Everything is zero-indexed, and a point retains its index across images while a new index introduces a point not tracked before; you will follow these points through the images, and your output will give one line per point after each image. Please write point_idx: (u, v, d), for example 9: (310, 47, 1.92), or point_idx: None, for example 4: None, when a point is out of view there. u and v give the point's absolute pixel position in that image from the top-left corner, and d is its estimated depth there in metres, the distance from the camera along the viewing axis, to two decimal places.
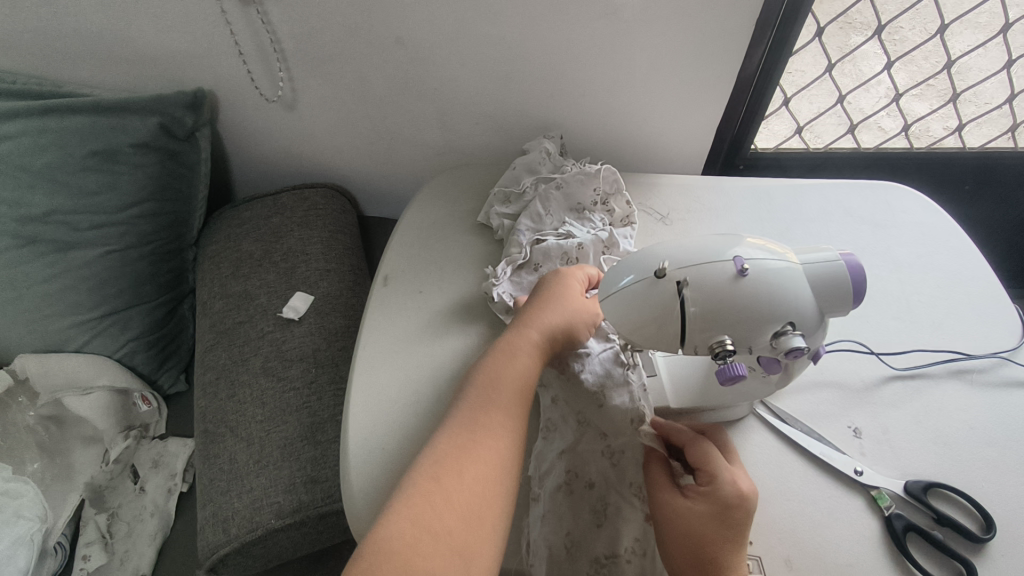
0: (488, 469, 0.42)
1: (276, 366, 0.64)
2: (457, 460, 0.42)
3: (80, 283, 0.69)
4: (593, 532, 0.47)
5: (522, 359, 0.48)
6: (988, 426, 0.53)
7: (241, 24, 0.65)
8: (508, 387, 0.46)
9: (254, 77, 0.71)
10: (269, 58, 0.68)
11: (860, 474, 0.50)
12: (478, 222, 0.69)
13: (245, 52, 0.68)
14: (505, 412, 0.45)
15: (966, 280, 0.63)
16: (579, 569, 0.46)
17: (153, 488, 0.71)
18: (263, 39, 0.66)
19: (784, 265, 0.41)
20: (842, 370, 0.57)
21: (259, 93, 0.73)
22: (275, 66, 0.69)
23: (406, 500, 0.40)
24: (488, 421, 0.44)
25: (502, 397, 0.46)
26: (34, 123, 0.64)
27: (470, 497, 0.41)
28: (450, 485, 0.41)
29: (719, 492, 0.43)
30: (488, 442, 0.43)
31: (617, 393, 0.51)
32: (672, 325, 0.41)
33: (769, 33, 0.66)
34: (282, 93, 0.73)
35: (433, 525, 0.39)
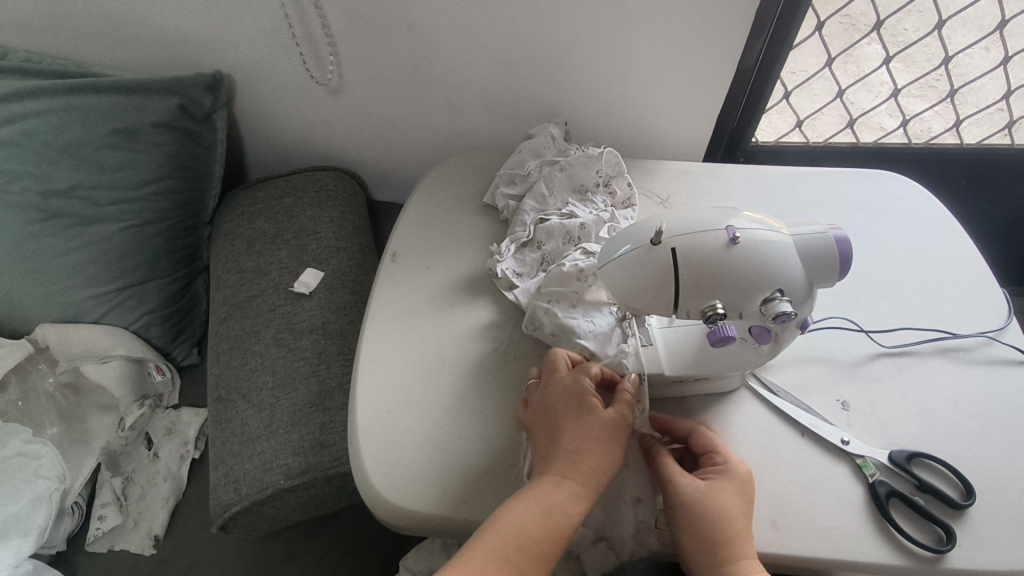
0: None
1: (287, 338, 0.67)
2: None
3: (100, 257, 0.72)
4: None
5: (562, 486, 0.45)
6: (971, 401, 0.55)
7: (293, 7, 0.67)
8: (541, 522, 0.43)
9: (305, 60, 0.73)
10: (319, 41, 0.70)
11: (847, 443, 0.52)
12: (484, 203, 0.71)
13: (298, 38, 0.70)
14: (560, 468, 0.45)
15: (956, 265, 0.65)
16: None
17: (166, 454, 0.73)
18: (315, 25, 0.69)
19: (775, 236, 0.43)
20: (833, 347, 0.59)
21: (310, 76, 0.75)
22: (324, 51, 0.72)
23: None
24: (516, 551, 0.42)
25: (536, 528, 0.43)
26: (59, 100, 0.67)
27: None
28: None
29: (731, 470, 0.47)
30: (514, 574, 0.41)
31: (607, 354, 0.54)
32: (666, 291, 0.43)
33: (769, 24, 0.69)
34: (330, 77, 0.75)
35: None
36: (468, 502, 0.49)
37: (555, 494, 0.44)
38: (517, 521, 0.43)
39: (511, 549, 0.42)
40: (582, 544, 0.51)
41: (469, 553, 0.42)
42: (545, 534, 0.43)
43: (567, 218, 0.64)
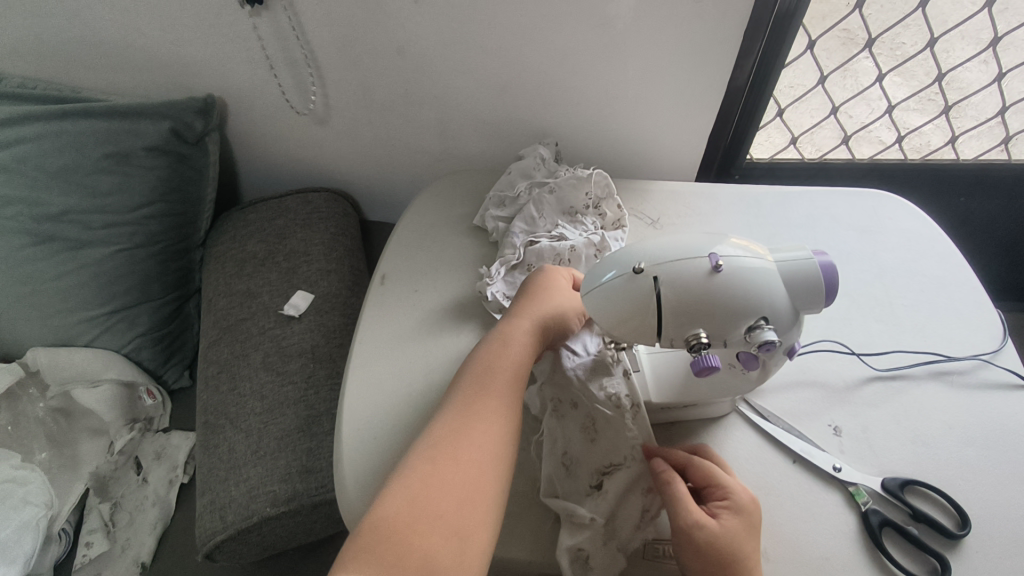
0: (488, 444, 0.45)
1: (276, 361, 0.66)
2: (450, 439, 0.44)
3: (92, 280, 0.72)
4: (588, 447, 0.51)
5: (507, 353, 0.51)
6: (965, 425, 0.54)
7: (271, 37, 0.68)
8: (493, 383, 0.48)
9: (285, 91, 0.74)
10: (300, 65, 0.71)
11: (839, 470, 0.51)
12: (474, 225, 0.71)
13: (280, 64, 0.71)
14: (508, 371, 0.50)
15: (950, 285, 0.64)
16: (583, 483, 0.50)
17: (155, 480, 0.73)
18: (294, 52, 0.70)
19: (760, 262, 0.43)
20: (824, 370, 0.59)
21: (291, 107, 0.77)
22: (305, 76, 0.72)
23: (406, 483, 0.41)
24: (479, 405, 0.47)
25: (493, 387, 0.48)
26: (53, 125, 0.68)
27: (470, 478, 0.42)
28: (452, 464, 0.43)
29: (741, 502, 0.45)
30: (484, 424, 0.46)
31: (598, 386, 0.53)
32: (651, 318, 0.42)
33: (759, 44, 0.68)
34: (312, 106, 0.76)
35: (437, 502, 0.40)
36: None
37: (502, 361, 0.50)
38: (474, 387, 0.48)
39: (473, 406, 0.47)
40: (594, 542, 0.46)
41: (439, 422, 0.46)
42: (502, 392, 0.48)
43: (557, 240, 0.64)
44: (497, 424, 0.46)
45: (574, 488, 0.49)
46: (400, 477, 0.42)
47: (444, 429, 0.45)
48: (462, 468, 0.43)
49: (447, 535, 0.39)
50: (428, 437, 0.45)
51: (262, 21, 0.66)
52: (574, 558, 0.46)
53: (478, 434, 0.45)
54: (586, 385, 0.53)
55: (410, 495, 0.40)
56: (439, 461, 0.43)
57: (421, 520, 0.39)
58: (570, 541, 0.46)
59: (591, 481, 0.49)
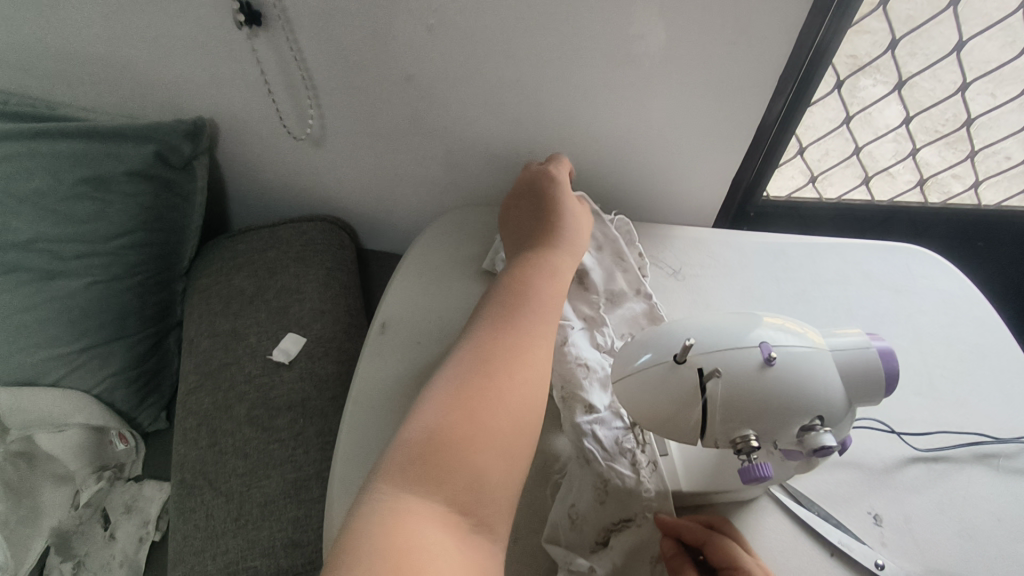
0: (533, 358, 0.44)
1: (262, 415, 0.60)
2: (492, 349, 0.43)
3: (61, 314, 0.66)
4: (597, 509, 0.46)
5: (547, 275, 0.51)
6: (1014, 517, 0.50)
7: (270, 59, 0.63)
8: (531, 303, 0.48)
9: (281, 115, 0.69)
10: (298, 91, 0.66)
11: (881, 567, 0.47)
12: (483, 268, 0.66)
13: (279, 87, 0.65)
14: (544, 288, 0.49)
15: (990, 354, 0.60)
16: (589, 539, 0.46)
17: (124, 536, 0.65)
18: (293, 74, 0.64)
19: (809, 349, 0.38)
20: (861, 449, 0.54)
21: (287, 131, 0.71)
22: (304, 101, 0.67)
23: (452, 396, 0.40)
24: (524, 320, 0.46)
25: (535, 303, 0.48)
26: (26, 146, 0.62)
27: (516, 395, 0.41)
28: (499, 378, 0.41)
29: None
30: (529, 338, 0.45)
31: (619, 467, 0.46)
32: (694, 414, 0.38)
33: (792, 83, 0.60)
34: (310, 130, 0.71)
35: (485, 416, 0.39)
36: None
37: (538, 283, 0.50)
38: (514, 304, 0.47)
39: (513, 324, 0.45)
40: None
41: (481, 337, 0.44)
42: (543, 314, 0.47)
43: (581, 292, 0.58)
44: (542, 344, 0.45)
45: (580, 542, 0.46)
46: (443, 389, 0.41)
47: (486, 344, 0.43)
48: (509, 383, 0.41)
49: (494, 450, 0.38)
50: (471, 349, 0.43)
51: (257, 38, 0.61)
52: None
53: (518, 346, 0.44)
54: (605, 448, 0.47)
55: (460, 410, 0.39)
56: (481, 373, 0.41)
57: (471, 433, 0.38)
58: None
59: (597, 538, 0.46)
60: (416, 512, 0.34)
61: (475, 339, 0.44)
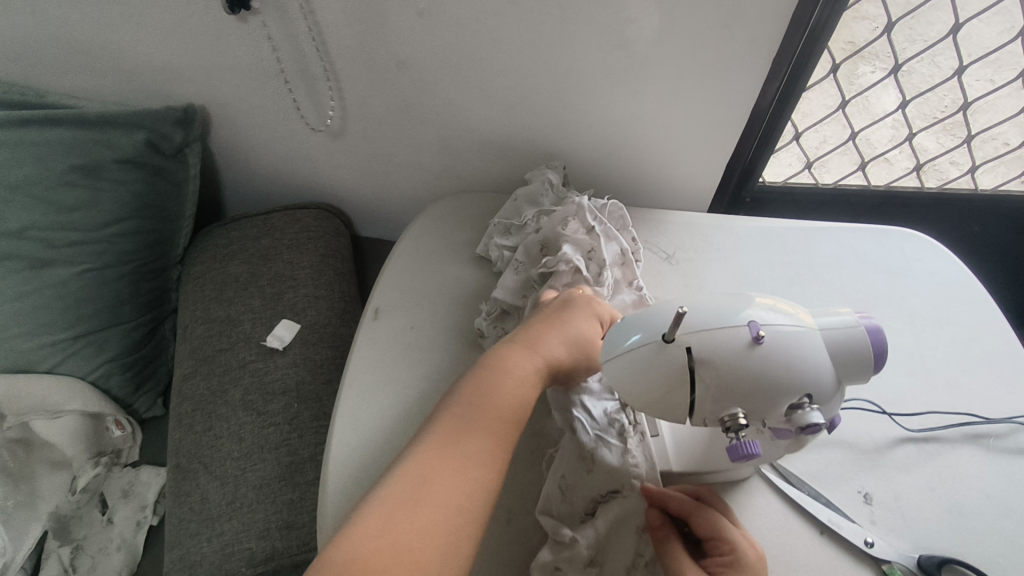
0: (468, 487, 0.39)
1: (257, 400, 0.61)
2: (430, 470, 0.39)
3: (54, 302, 0.66)
4: (584, 478, 0.46)
5: (515, 377, 0.45)
6: (1003, 496, 0.51)
7: (287, 49, 0.62)
8: (496, 413, 0.43)
9: (299, 106, 0.69)
10: (315, 82, 0.66)
11: (871, 545, 0.48)
12: (476, 254, 0.66)
13: (271, 74, 0.65)
14: (510, 403, 0.44)
15: (981, 336, 0.60)
16: (578, 510, 0.46)
17: (121, 520, 0.66)
18: (311, 66, 0.64)
19: (800, 328, 0.38)
20: (853, 430, 0.54)
21: (305, 123, 0.71)
22: (325, 93, 0.67)
23: (372, 520, 0.37)
24: (473, 440, 0.41)
25: (490, 420, 0.42)
26: (14, 133, 0.61)
27: (439, 528, 0.37)
28: (424, 508, 0.38)
29: (745, 561, 0.41)
30: (473, 462, 0.40)
31: (606, 440, 0.47)
32: (682, 392, 0.38)
33: (785, 66, 0.61)
34: (329, 122, 0.71)
35: (401, 549, 0.36)
36: None
37: (511, 382, 0.44)
38: (476, 412, 0.42)
39: (464, 433, 0.41)
40: (572, 564, 0.43)
41: (421, 450, 0.41)
42: (496, 431, 0.42)
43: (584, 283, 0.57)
44: (483, 477, 0.40)
45: (570, 513, 0.46)
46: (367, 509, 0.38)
47: (423, 462, 0.40)
48: (444, 496, 0.38)
49: None
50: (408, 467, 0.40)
51: (275, 27, 0.60)
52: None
53: (457, 475, 0.40)
54: (592, 417, 0.48)
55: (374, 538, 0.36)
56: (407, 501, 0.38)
57: (381, 566, 0.35)
58: (546, 557, 0.44)
59: (586, 509, 0.46)
60: None
61: (419, 454, 0.40)
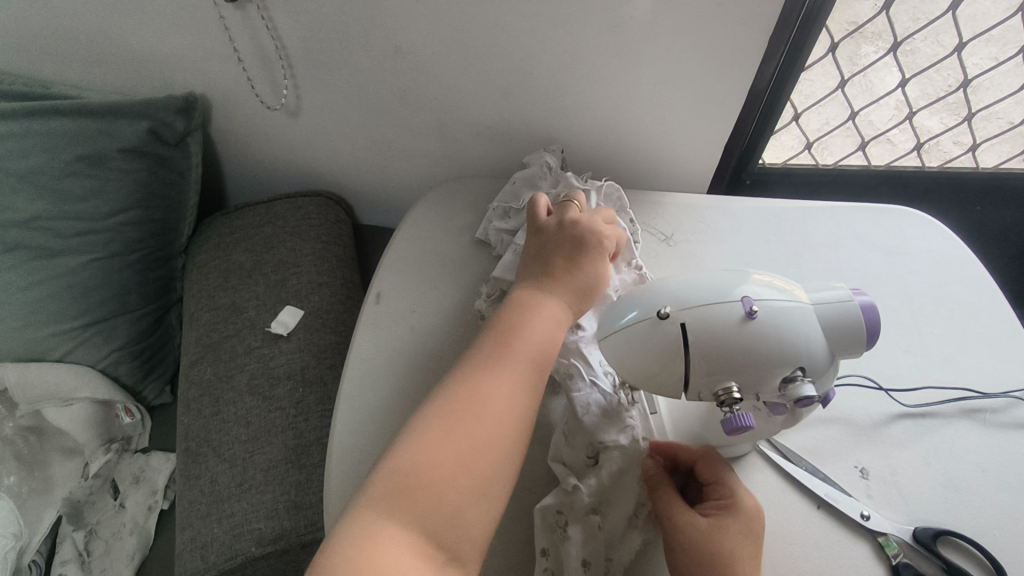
0: (512, 400, 0.41)
1: (262, 385, 0.62)
2: (477, 382, 0.41)
3: (64, 291, 0.67)
4: (581, 426, 0.48)
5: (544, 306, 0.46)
6: (998, 469, 0.51)
7: (240, 30, 0.62)
8: (533, 336, 0.44)
9: (254, 84, 0.69)
10: (273, 63, 0.66)
11: (867, 519, 0.48)
12: (476, 239, 0.66)
13: (272, 61, 0.66)
14: (544, 325, 0.45)
15: (979, 312, 0.61)
16: (579, 455, 0.47)
17: (133, 505, 0.67)
18: (266, 47, 0.64)
19: (794, 304, 0.39)
20: (849, 406, 0.55)
21: (260, 102, 0.71)
22: (279, 73, 0.67)
23: (425, 431, 0.38)
24: (513, 356, 0.43)
25: (528, 340, 0.44)
26: (19, 125, 0.63)
27: (489, 435, 0.39)
28: (477, 416, 0.39)
29: (741, 506, 0.42)
30: (516, 375, 0.42)
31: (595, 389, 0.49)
32: (678, 367, 0.38)
33: (783, 45, 0.62)
34: (284, 101, 0.70)
35: (454, 456, 0.37)
36: None
37: (540, 324, 0.45)
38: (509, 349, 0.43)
39: (503, 351, 0.43)
40: (574, 510, 0.45)
41: (463, 368, 0.42)
42: (535, 348, 0.44)
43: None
44: (525, 391, 0.42)
45: (573, 459, 0.48)
46: (417, 425, 0.39)
47: (467, 377, 0.41)
48: (492, 404, 0.40)
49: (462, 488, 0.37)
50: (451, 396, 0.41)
51: (226, 6, 0.60)
52: (552, 521, 0.45)
53: (507, 388, 0.41)
54: (586, 362, 0.50)
55: (429, 447, 0.38)
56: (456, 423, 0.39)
57: (438, 471, 0.37)
58: (550, 503, 0.45)
59: (585, 455, 0.47)
60: (379, 547, 0.34)
61: (464, 371, 0.42)
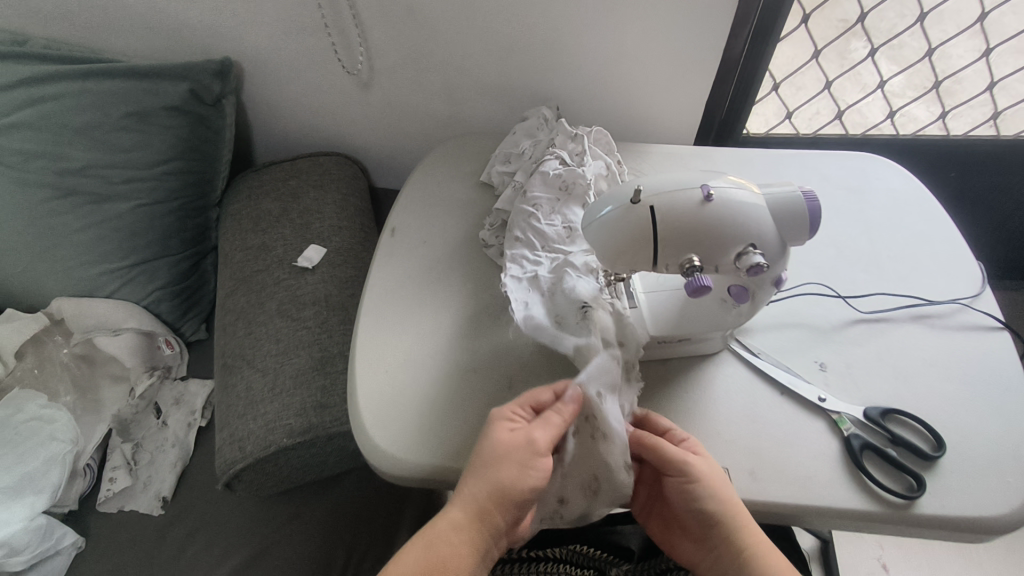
0: (508, 471, 0.45)
1: (291, 309, 0.69)
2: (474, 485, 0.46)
3: (113, 233, 0.75)
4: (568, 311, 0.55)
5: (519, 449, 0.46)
6: (943, 363, 0.58)
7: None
8: (518, 453, 0.46)
9: (336, 50, 0.76)
10: (299, 32, 0.75)
11: (823, 401, 0.55)
12: (480, 181, 0.74)
13: (299, 28, 0.74)
14: (532, 447, 0.46)
15: (934, 238, 0.67)
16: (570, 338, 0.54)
17: (175, 422, 0.75)
18: (343, 15, 0.72)
19: (747, 192, 0.46)
20: (811, 314, 0.62)
21: (342, 67, 0.79)
22: (355, 40, 0.75)
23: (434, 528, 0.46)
24: (506, 463, 0.46)
25: (510, 467, 0.46)
26: (77, 85, 0.71)
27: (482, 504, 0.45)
28: (475, 493, 0.45)
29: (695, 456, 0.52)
30: (508, 465, 0.46)
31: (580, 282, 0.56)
32: (647, 243, 0.46)
33: (750, 24, 0.72)
34: (360, 68, 0.79)
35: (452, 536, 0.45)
36: (463, 455, 0.52)
37: (513, 469, 0.46)
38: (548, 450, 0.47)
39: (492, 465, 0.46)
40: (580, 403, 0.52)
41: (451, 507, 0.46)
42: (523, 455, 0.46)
43: (567, 166, 0.64)
44: (517, 473, 0.46)
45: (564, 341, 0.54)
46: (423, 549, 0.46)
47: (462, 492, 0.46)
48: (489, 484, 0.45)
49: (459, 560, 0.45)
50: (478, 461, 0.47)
51: None
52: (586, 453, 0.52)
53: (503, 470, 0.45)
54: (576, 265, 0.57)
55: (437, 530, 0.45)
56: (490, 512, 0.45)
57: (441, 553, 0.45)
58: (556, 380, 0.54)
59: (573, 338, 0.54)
60: None
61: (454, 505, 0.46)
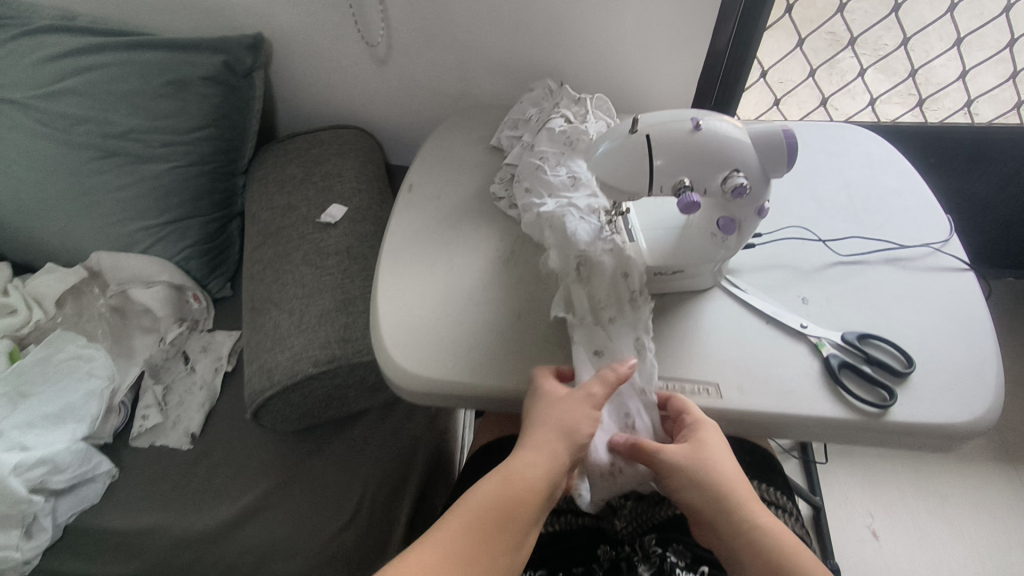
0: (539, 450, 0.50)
1: (315, 258, 0.75)
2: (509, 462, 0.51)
3: (149, 192, 0.82)
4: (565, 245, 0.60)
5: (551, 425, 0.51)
6: (914, 297, 0.63)
7: None
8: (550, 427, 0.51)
9: (357, 22, 0.82)
10: (323, 11, 0.82)
11: (805, 328, 0.60)
12: (490, 145, 0.81)
13: (325, 7, 0.81)
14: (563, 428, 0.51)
15: (906, 194, 0.74)
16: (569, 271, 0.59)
17: (202, 368, 0.80)
18: None
19: (731, 124, 0.52)
20: (794, 257, 0.68)
21: (363, 39, 0.85)
22: (375, 16, 0.81)
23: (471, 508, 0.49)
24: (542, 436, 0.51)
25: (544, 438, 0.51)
26: (124, 55, 0.78)
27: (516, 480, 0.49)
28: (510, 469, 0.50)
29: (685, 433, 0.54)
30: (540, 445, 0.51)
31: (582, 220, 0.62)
32: (644, 169, 0.51)
33: (734, 20, 0.78)
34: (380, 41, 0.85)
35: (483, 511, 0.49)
36: (477, 370, 0.57)
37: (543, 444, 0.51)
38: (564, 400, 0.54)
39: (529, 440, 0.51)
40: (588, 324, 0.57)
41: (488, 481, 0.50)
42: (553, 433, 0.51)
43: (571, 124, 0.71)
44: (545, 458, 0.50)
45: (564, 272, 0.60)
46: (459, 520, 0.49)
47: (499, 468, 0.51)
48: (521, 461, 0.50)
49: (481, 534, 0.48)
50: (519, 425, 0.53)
51: None
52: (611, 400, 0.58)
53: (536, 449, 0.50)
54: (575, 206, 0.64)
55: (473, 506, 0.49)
56: (546, 446, 0.50)
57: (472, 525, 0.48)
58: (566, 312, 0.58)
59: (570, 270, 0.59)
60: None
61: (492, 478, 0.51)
